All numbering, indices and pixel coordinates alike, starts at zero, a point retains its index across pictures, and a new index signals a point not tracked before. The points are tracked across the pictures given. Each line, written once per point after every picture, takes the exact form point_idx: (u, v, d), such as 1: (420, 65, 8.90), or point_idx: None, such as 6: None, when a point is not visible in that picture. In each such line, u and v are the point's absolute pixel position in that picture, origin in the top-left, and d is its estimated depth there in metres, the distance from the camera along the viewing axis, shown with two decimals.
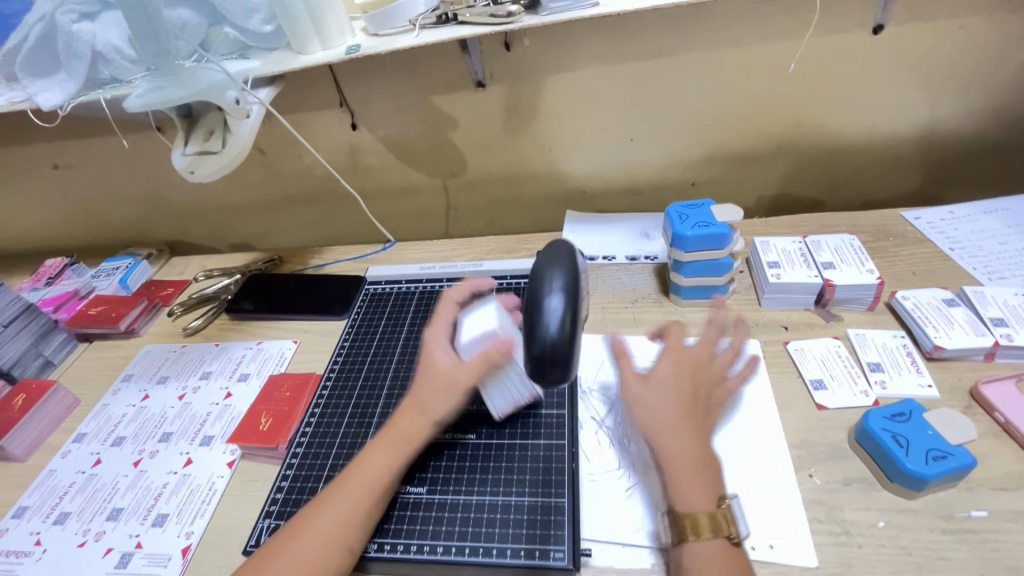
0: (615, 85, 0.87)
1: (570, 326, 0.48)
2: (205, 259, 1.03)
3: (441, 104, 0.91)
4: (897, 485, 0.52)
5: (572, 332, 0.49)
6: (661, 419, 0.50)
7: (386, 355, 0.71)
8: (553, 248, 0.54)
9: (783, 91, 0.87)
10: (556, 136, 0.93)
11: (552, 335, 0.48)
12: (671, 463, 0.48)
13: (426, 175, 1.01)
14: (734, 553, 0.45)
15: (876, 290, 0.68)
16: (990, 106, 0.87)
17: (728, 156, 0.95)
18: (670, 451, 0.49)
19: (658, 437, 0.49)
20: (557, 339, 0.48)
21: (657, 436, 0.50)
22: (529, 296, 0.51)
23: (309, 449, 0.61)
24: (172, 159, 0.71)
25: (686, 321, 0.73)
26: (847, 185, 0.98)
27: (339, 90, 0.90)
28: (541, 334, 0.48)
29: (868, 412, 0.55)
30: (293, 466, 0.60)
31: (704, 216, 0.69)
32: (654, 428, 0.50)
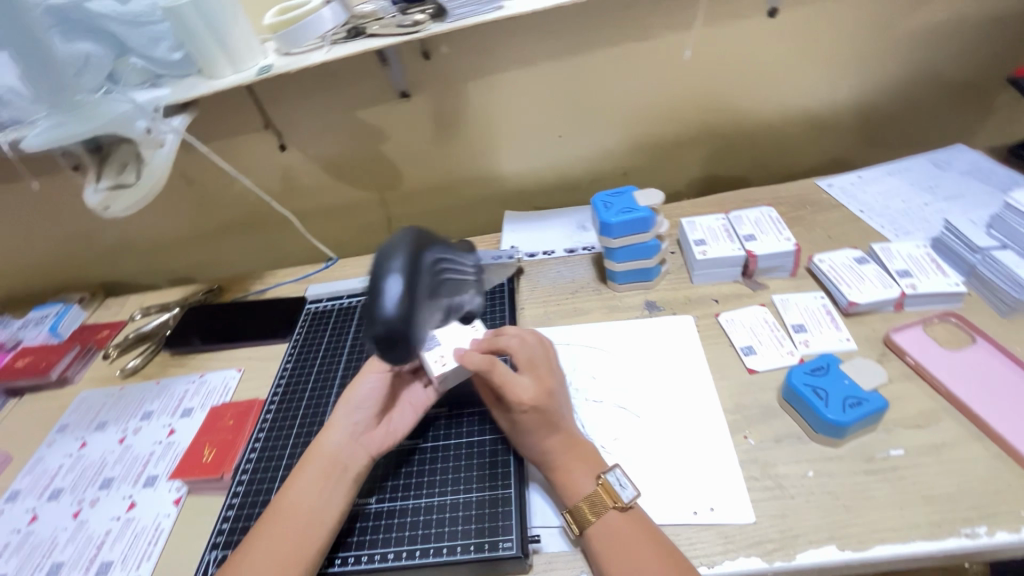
0: (537, 84, 0.89)
1: (408, 312, 0.40)
2: (141, 297, 1.00)
3: (367, 118, 0.91)
4: (823, 436, 0.54)
5: (413, 314, 0.40)
6: (533, 432, 0.52)
7: (330, 372, 0.70)
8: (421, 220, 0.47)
9: (696, 77, 0.91)
10: (485, 140, 0.95)
11: (384, 322, 0.39)
12: (552, 464, 0.51)
13: (364, 189, 1.01)
14: (631, 525, 0.47)
15: (794, 257, 0.72)
16: (884, 76, 0.93)
17: (653, 144, 0.98)
18: (546, 458, 0.51)
19: (534, 447, 0.52)
20: (393, 320, 0.39)
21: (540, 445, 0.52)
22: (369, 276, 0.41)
23: (256, 475, 0.60)
24: (84, 197, 0.69)
25: (624, 305, 0.75)
26: (769, 162, 1.03)
27: (262, 113, 0.89)
28: (376, 316, 0.39)
29: (791, 370, 0.58)
30: (239, 494, 0.58)
31: (627, 202, 0.71)
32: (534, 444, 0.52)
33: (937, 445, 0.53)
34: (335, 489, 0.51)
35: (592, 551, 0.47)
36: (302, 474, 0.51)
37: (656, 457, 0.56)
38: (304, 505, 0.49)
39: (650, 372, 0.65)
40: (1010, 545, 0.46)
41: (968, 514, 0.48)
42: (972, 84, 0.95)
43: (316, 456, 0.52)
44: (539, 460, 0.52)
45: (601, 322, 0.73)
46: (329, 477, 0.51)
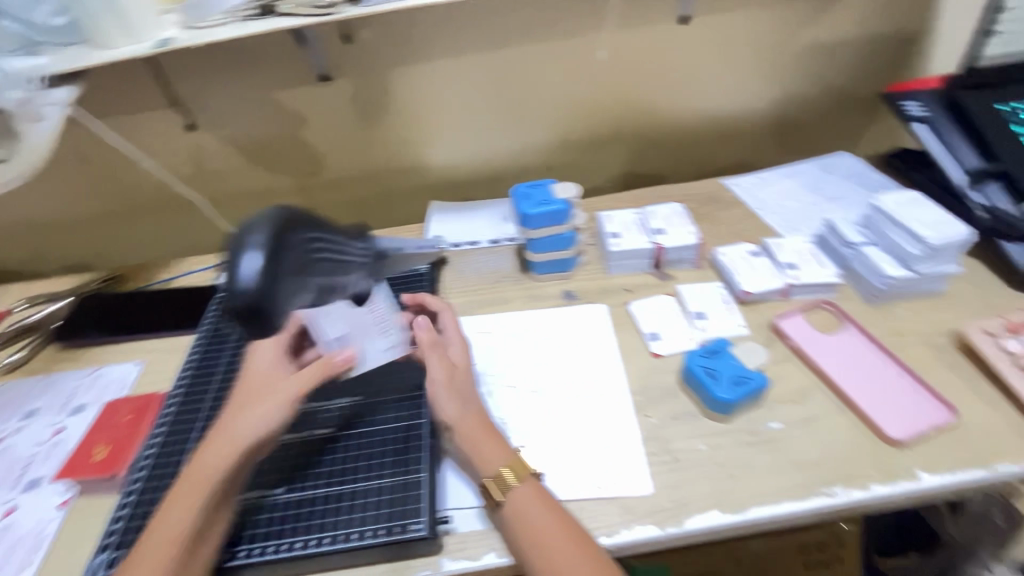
0: (461, 75, 0.90)
1: (271, 284, 0.39)
2: (27, 285, 0.91)
3: (285, 100, 0.88)
4: (713, 412, 0.60)
5: (277, 286, 0.40)
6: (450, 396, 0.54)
7: (240, 362, 0.67)
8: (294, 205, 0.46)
9: (615, 76, 0.95)
10: (411, 128, 0.94)
11: (243, 293, 0.39)
12: (470, 433, 0.53)
13: (283, 175, 0.97)
14: (545, 494, 0.50)
15: (697, 249, 0.77)
16: (782, 86, 1.01)
17: (577, 140, 1.02)
18: (465, 427, 0.53)
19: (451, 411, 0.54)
20: (252, 290, 0.39)
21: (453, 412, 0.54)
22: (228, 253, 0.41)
23: (153, 472, 0.56)
24: None
25: (543, 294, 0.78)
26: (685, 161, 1.09)
27: (167, 89, 0.84)
28: (234, 287, 0.39)
29: (688, 353, 0.63)
30: (134, 492, 0.54)
31: (545, 195, 0.74)
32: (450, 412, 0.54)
33: (809, 417, 0.59)
34: (239, 476, 0.50)
35: (514, 519, 0.48)
36: (207, 448, 0.50)
37: (567, 438, 0.59)
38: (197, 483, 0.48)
39: (564, 357, 0.68)
40: (861, 502, 0.52)
41: (828, 477, 0.54)
42: (858, 98, 1.05)
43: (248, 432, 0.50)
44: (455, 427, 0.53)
45: (521, 311, 0.75)
46: (234, 466, 0.49)
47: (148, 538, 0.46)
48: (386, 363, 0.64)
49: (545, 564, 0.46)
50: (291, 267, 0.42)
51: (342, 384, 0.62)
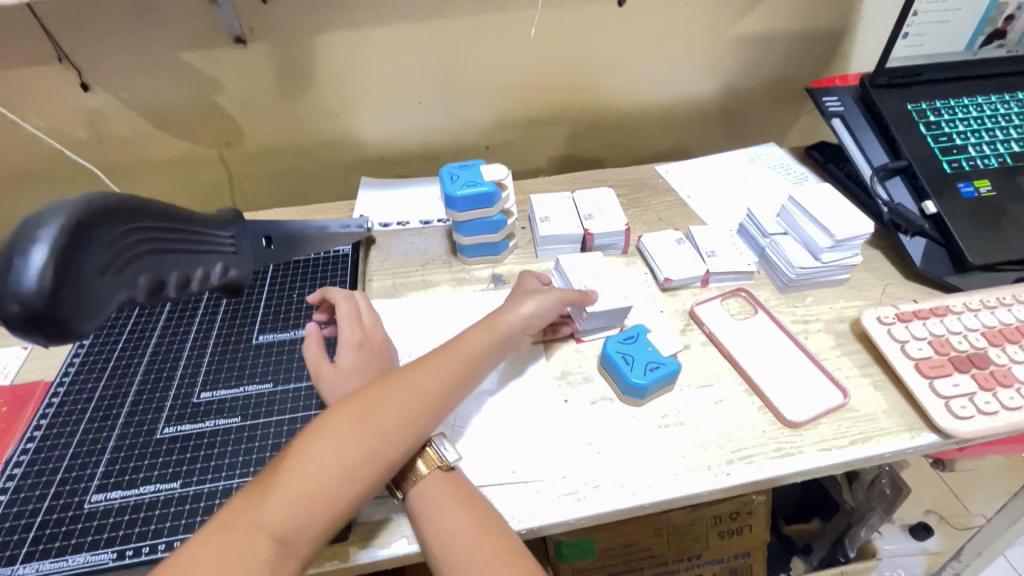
0: (391, 46, 0.85)
1: (58, 285, 0.33)
2: None
3: (196, 62, 0.81)
4: (628, 397, 0.61)
5: (66, 286, 0.33)
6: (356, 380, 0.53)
7: (137, 348, 0.62)
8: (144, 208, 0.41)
9: (551, 56, 0.93)
10: (338, 99, 0.89)
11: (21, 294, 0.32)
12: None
13: (197, 144, 0.90)
14: (457, 483, 0.50)
15: (625, 236, 0.78)
16: (715, 75, 1.03)
17: (515, 120, 1.00)
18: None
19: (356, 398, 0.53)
20: (32, 295, 0.32)
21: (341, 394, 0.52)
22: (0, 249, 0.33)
23: (31, 470, 0.51)
24: None
25: (472, 278, 0.77)
26: (622, 146, 1.09)
27: (53, 43, 0.75)
28: (8, 287, 0.32)
29: (608, 339, 0.64)
30: (9, 490, 0.50)
31: (472, 176, 0.72)
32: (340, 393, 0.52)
33: (717, 400, 0.62)
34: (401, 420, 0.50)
35: (419, 507, 0.49)
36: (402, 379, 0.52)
37: (486, 423, 0.59)
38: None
39: None
40: (757, 481, 0.55)
41: (731, 457, 0.57)
42: (786, 91, 1.09)
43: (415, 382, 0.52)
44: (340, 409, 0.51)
45: (448, 294, 0.74)
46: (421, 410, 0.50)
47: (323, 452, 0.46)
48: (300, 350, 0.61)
49: (444, 549, 0.47)
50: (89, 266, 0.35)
51: (250, 371, 0.59)
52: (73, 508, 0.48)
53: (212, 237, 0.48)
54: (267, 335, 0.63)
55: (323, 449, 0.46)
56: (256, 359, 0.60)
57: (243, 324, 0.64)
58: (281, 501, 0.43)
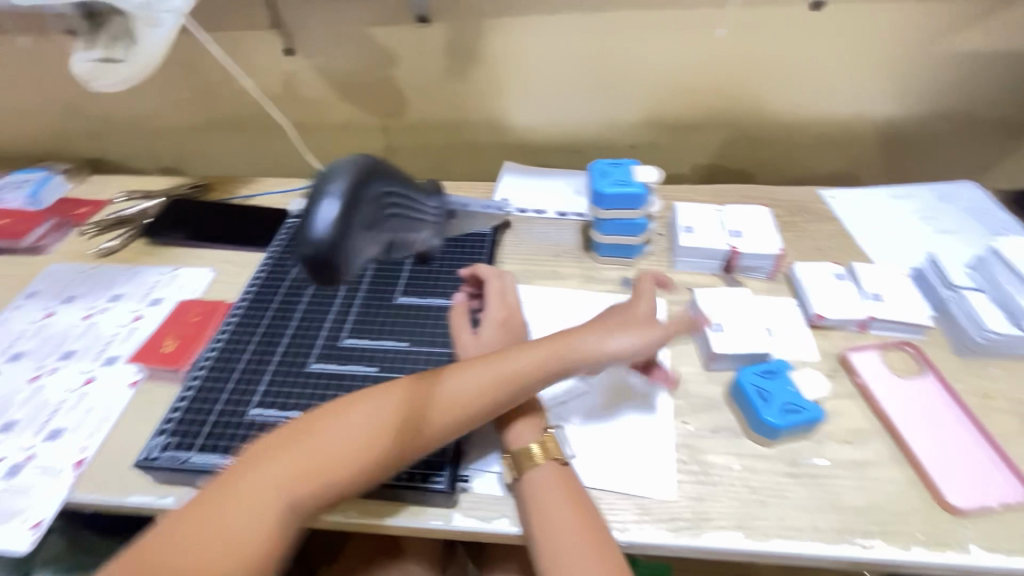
0: (559, 34, 0.85)
1: (339, 236, 0.38)
2: (125, 182, 0.98)
3: (381, 37, 0.87)
4: (756, 433, 0.57)
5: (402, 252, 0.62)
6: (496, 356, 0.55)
7: (300, 287, 0.70)
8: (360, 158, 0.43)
9: (722, 60, 0.87)
10: (498, 83, 0.92)
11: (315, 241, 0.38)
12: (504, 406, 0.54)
13: (367, 113, 0.97)
14: (568, 479, 0.50)
15: (776, 260, 0.72)
16: (911, 97, 0.90)
17: (668, 123, 0.95)
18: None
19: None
20: (320, 241, 0.38)
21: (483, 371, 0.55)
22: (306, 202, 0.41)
23: (210, 375, 0.60)
24: (73, 63, 0.65)
25: (601, 277, 0.75)
26: (780, 163, 1.00)
27: (272, 10, 0.85)
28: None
29: (742, 369, 0.60)
30: (193, 388, 0.59)
31: (623, 175, 0.71)
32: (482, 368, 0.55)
33: (859, 461, 0.55)
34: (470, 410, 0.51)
35: (528, 492, 0.50)
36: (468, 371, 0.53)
37: (599, 427, 0.58)
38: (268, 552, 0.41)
39: None
40: (899, 564, 0.49)
41: (869, 528, 0.51)
42: (998, 123, 0.92)
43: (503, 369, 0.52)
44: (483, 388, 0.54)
45: (576, 290, 0.73)
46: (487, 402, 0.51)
47: (363, 414, 0.48)
48: (436, 316, 0.64)
49: (548, 542, 0.47)
50: (360, 219, 0.41)
51: (390, 328, 0.63)
52: (238, 416, 0.56)
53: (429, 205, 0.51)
54: (408, 297, 0.67)
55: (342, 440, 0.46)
56: (397, 317, 0.65)
57: (388, 282, 0.69)
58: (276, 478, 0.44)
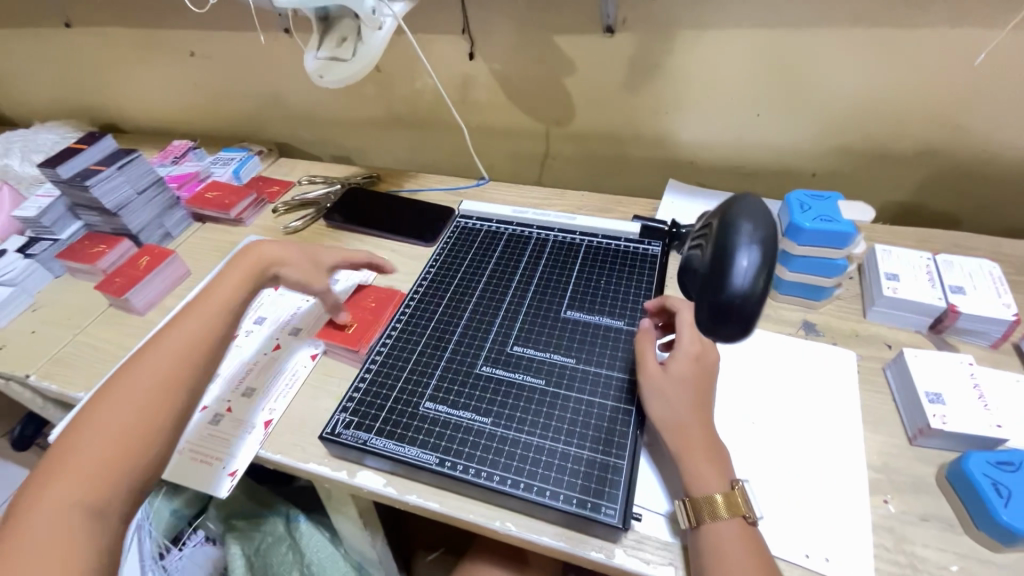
0: (757, 51, 0.79)
1: (764, 285, 0.40)
2: (308, 165, 1.08)
3: (563, 45, 0.87)
4: (984, 534, 0.48)
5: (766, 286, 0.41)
6: (684, 393, 0.52)
7: (468, 287, 0.72)
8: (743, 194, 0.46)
9: (953, 88, 0.75)
10: (676, 97, 0.87)
11: (742, 291, 0.40)
12: (686, 446, 0.50)
13: (533, 119, 0.98)
14: (755, 542, 0.46)
15: (1008, 328, 0.61)
16: None
17: (863, 152, 0.85)
18: (684, 432, 0.50)
19: (676, 412, 0.51)
20: (751, 291, 0.40)
21: (669, 408, 0.52)
22: (717, 246, 0.42)
23: (386, 362, 0.63)
24: (306, 62, 0.72)
25: (778, 317, 0.69)
26: (999, 209, 0.85)
27: (464, 16, 0.88)
28: (729, 288, 0.40)
29: (969, 453, 0.51)
30: (371, 372, 0.62)
31: (828, 210, 0.64)
32: (667, 403, 0.52)
33: None
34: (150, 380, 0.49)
35: (708, 547, 0.45)
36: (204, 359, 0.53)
37: (783, 485, 0.52)
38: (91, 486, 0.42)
39: (794, 395, 0.60)
40: None
41: None
42: None
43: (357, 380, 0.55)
44: (666, 427, 0.51)
45: (750, 326, 0.68)
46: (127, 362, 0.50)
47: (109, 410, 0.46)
48: (603, 336, 0.63)
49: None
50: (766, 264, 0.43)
51: (557, 342, 0.63)
52: (411, 407, 0.58)
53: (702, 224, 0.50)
54: (574, 312, 0.66)
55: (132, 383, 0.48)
56: (564, 332, 0.64)
57: (554, 294, 0.69)
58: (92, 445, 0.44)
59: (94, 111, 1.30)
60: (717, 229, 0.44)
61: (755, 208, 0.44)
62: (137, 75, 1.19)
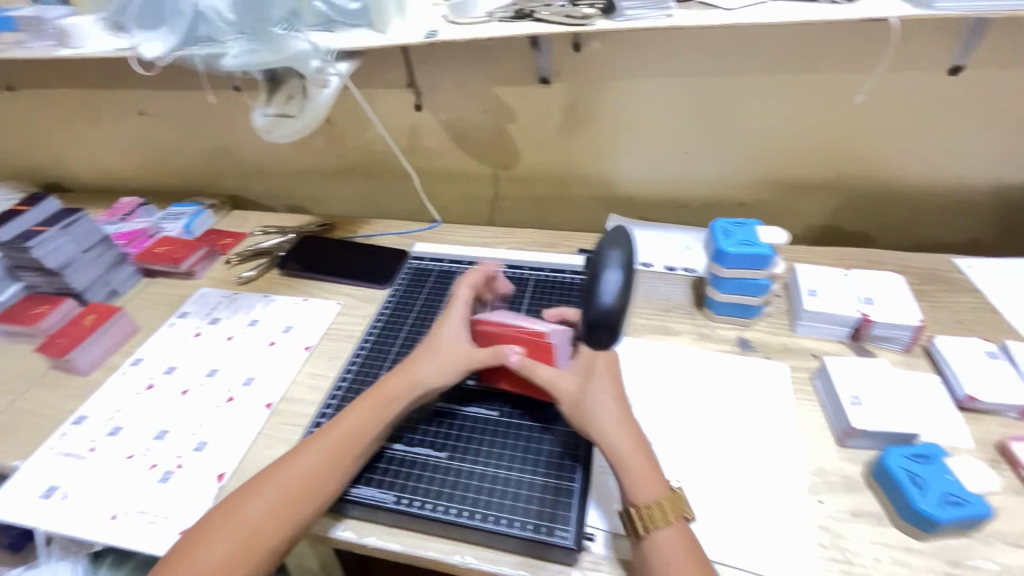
0: (678, 95, 0.87)
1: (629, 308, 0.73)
2: (262, 216, 1.09)
3: (504, 96, 0.93)
4: (907, 524, 0.52)
5: None
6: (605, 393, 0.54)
7: (421, 328, 0.75)
8: (615, 233, 0.65)
9: (848, 123, 0.85)
10: (610, 140, 0.95)
11: None
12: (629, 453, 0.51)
13: (480, 163, 1.04)
14: (692, 541, 0.48)
15: (915, 333, 0.67)
16: None
17: (781, 183, 0.94)
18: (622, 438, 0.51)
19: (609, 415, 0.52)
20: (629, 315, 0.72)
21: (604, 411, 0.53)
22: (592, 268, 0.62)
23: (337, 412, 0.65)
24: (253, 118, 0.76)
25: (715, 336, 0.74)
26: (903, 227, 0.95)
27: (409, 72, 0.93)
28: (598, 300, 0.58)
29: (889, 449, 0.55)
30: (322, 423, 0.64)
31: (748, 235, 0.70)
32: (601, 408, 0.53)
33: None
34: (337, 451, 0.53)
35: (655, 553, 0.47)
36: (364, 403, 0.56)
37: (724, 494, 0.56)
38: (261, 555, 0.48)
39: (732, 408, 0.64)
40: None
41: None
42: None
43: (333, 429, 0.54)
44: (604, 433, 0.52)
45: (690, 347, 0.72)
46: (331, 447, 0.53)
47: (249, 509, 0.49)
48: None
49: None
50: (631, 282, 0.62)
51: None
52: None
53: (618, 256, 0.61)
54: None
55: (297, 464, 0.52)
56: None
57: None
58: (261, 510, 0.49)
59: (37, 172, 1.28)
60: (594, 260, 0.63)
61: (618, 250, 0.62)
62: (83, 135, 1.18)
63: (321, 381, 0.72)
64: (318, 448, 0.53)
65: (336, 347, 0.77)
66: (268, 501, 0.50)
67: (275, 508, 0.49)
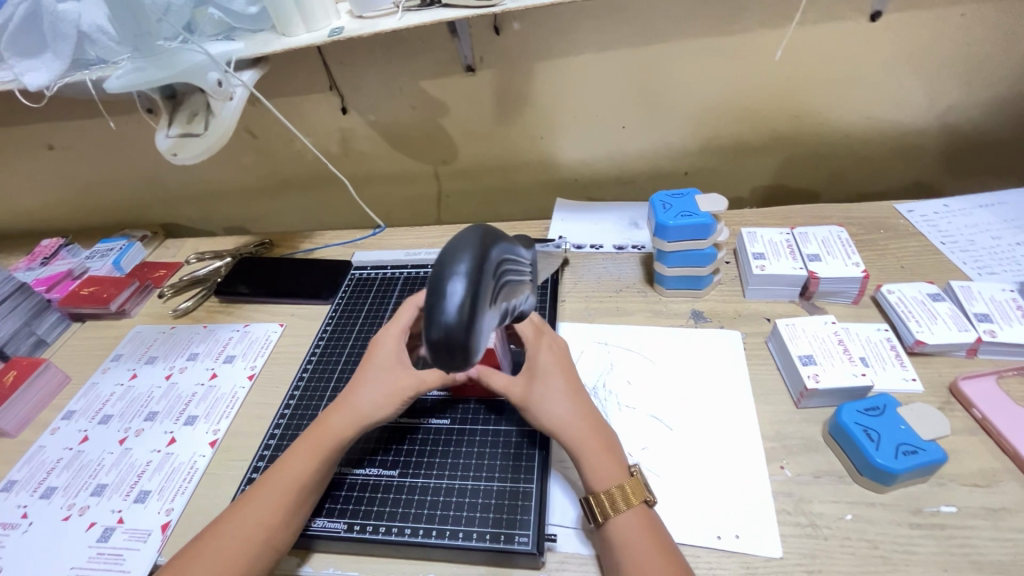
0: (607, 70, 0.85)
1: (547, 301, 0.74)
2: (197, 242, 1.03)
3: (431, 89, 0.89)
4: (868, 480, 0.51)
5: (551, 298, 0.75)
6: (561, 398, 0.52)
7: (365, 343, 0.73)
8: (470, 226, 0.39)
9: (777, 80, 0.84)
10: (546, 122, 0.92)
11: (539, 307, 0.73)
12: (583, 444, 0.50)
13: (418, 161, 1.00)
14: (653, 523, 0.47)
15: (861, 284, 0.67)
16: (996, 97, 0.83)
17: (722, 147, 0.93)
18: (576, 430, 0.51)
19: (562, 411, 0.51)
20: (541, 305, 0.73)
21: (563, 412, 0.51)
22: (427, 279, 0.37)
23: (282, 442, 0.62)
24: (156, 141, 0.71)
25: (669, 312, 0.72)
26: (844, 178, 0.96)
27: (329, 74, 0.89)
28: (436, 317, 0.35)
29: (842, 406, 0.54)
30: (265, 459, 0.61)
31: (687, 206, 0.68)
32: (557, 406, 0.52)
33: (996, 508, 0.49)
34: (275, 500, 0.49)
35: (619, 540, 0.46)
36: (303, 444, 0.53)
37: (684, 473, 0.55)
38: (265, 553, 0.47)
39: (689, 382, 0.63)
40: None
41: None
42: None
43: (279, 476, 0.51)
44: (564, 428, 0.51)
45: (643, 326, 0.71)
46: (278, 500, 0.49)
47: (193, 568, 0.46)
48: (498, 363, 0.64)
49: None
50: (488, 295, 0.38)
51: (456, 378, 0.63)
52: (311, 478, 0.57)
53: (526, 253, 0.48)
54: None
55: (265, 495, 0.50)
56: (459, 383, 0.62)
57: None
58: (262, 510, 0.49)
59: None
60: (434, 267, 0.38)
61: (472, 238, 0.38)
62: None
63: (267, 410, 0.68)
64: (292, 470, 0.51)
65: (282, 372, 0.73)
66: (269, 500, 0.49)
67: (281, 504, 0.49)
